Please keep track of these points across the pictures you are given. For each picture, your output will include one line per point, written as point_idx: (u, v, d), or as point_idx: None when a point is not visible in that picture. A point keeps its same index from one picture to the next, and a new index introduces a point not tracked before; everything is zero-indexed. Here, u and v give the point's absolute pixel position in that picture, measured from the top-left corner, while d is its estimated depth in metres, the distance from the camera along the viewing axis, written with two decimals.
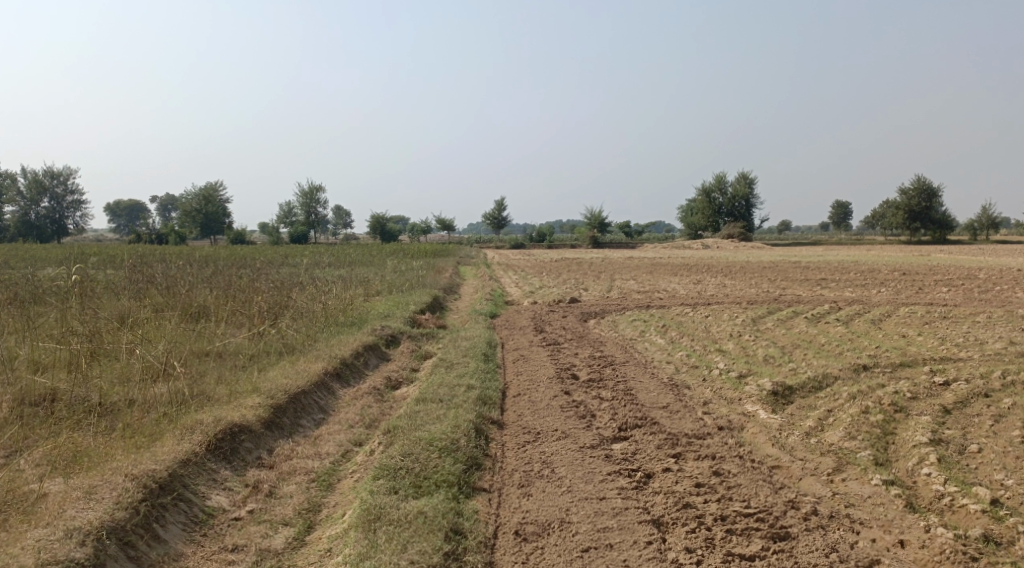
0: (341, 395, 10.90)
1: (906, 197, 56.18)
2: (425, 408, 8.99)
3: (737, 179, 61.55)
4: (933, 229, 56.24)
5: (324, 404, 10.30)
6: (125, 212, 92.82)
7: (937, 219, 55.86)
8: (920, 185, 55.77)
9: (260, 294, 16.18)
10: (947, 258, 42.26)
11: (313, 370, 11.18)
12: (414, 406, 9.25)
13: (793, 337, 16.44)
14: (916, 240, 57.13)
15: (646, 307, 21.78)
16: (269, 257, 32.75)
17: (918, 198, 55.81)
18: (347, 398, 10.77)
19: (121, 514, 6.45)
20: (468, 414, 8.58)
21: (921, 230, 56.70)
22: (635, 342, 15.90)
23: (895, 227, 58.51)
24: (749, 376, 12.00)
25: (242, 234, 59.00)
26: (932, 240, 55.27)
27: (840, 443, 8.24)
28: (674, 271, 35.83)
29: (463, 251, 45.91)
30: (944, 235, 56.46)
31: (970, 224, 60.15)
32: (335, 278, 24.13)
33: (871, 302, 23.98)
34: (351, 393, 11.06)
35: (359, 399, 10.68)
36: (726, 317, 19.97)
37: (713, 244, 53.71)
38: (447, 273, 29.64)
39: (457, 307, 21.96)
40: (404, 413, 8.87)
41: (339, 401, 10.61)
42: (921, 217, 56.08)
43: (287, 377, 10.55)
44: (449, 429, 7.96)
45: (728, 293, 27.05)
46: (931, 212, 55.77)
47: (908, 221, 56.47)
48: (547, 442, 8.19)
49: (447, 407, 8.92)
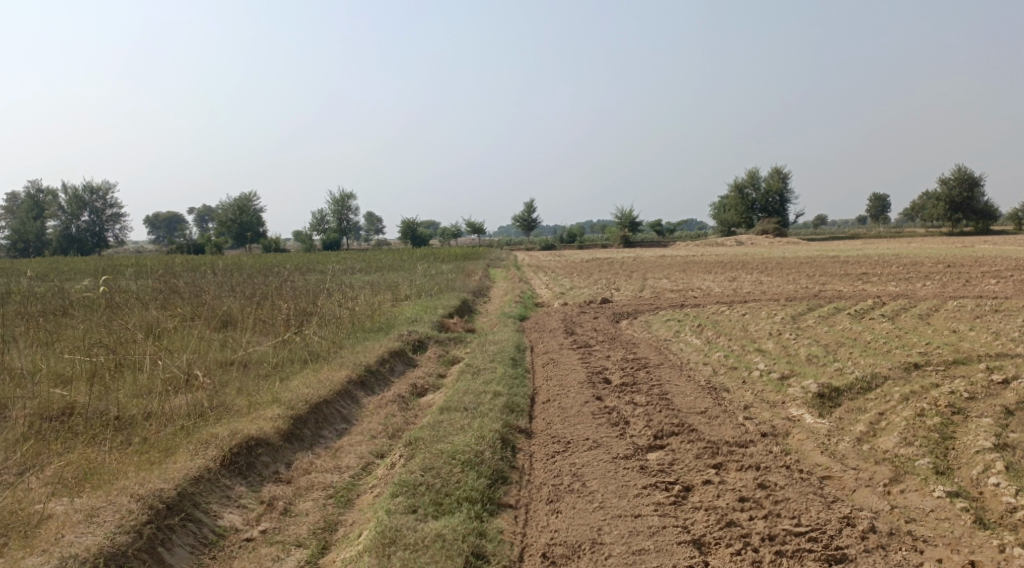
0: (365, 404, 10.47)
1: (946, 188, 54.86)
2: (450, 417, 8.51)
3: (771, 175, 60.49)
4: (974, 220, 54.82)
5: (346, 413, 9.86)
6: (161, 222, 93.62)
7: (977, 210, 54.45)
8: (960, 176, 54.45)
9: (286, 300, 15.81)
10: (990, 249, 41.04)
11: (335, 378, 10.76)
12: (438, 415, 8.78)
13: (835, 336, 15.76)
14: (956, 232, 55.72)
15: (682, 306, 21.17)
16: (299, 264, 32.50)
17: (958, 188, 54.47)
18: (370, 407, 10.33)
19: (122, 539, 6.07)
20: (495, 424, 8.09)
21: (961, 221, 55.29)
22: (671, 343, 15.32)
23: (935, 219, 57.14)
24: (792, 377, 11.38)
25: (275, 242, 59.08)
26: (973, 231, 53.86)
27: (895, 451, 7.65)
28: (708, 269, 35.08)
29: (494, 254, 45.50)
30: (986, 226, 55.01)
31: (1011, 215, 58.58)
32: (363, 283, 23.76)
33: (914, 297, 23.16)
34: (375, 401, 10.62)
35: (383, 407, 10.24)
36: (764, 316, 19.29)
37: (748, 241, 52.80)
38: (478, 276, 29.20)
39: (488, 311, 21.49)
40: (428, 423, 8.41)
41: (363, 410, 10.17)
42: (962, 207, 54.67)
43: (309, 385, 10.12)
44: (474, 439, 7.47)
45: (765, 291, 26.31)
46: (971, 202, 54.37)
47: (948, 213, 55.10)
48: (577, 452, 7.69)
49: (472, 416, 8.44)
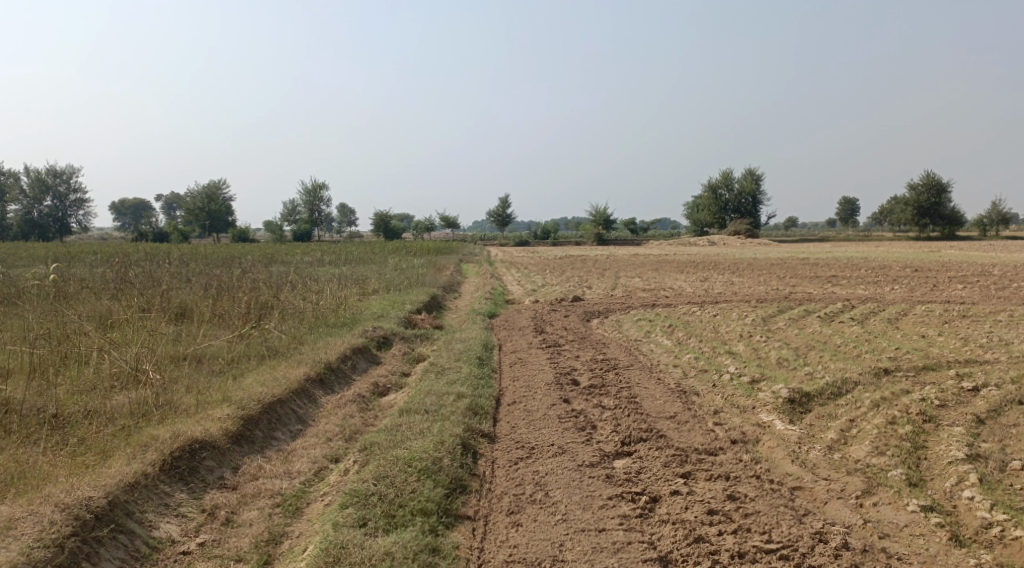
0: (323, 403, 10.12)
1: (915, 192, 55.28)
2: (409, 420, 8.19)
3: (744, 175, 60.58)
4: (942, 225, 55.24)
5: (302, 413, 9.51)
6: (130, 209, 92.29)
7: (945, 214, 54.86)
8: (929, 181, 54.89)
9: (248, 293, 15.42)
10: (957, 254, 41.28)
11: (293, 376, 10.40)
12: (397, 417, 8.46)
13: (806, 338, 15.60)
14: (925, 236, 56.13)
15: (652, 306, 20.98)
16: (268, 255, 32.00)
17: (927, 193, 54.86)
18: (329, 407, 9.99)
19: (42, 553, 5.82)
20: (455, 427, 7.78)
21: (930, 226, 55.68)
22: (640, 343, 15.11)
23: (904, 223, 57.56)
24: (762, 381, 11.18)
25: (245, 232, 58.35)
26: (940, 236, 54.27)
27: (866, 461, 7.44)
28: (681, 268, 34.96)
29: (467, 249, 45.16)
30: (954, 231, 55.46)
31: (979, 220, 59.11)
32: (331, 276, 23.36)
33: (885, 300, 23.11)
34: (334, 400, 10.27)
35: (341, 407, 9.90)
36: (735, 317, 19.12)
37: (719, 241, 52.89)
38: (449, 271, 28.87)
39: (457, 307, 21.19)
40: (385, 426, 8.09)
41: (321, 410, 9.82)
42: (930, 212, 55.09)
43: (264, 384, 9.76)
44: (432, 446, 7.15)
45: (737, 291, 26.18)
46: (939, 207, 54.77)
47: (917, 217, 55.51)
48: (542, 459, 7.40)
49: (432, 419, 8.11)
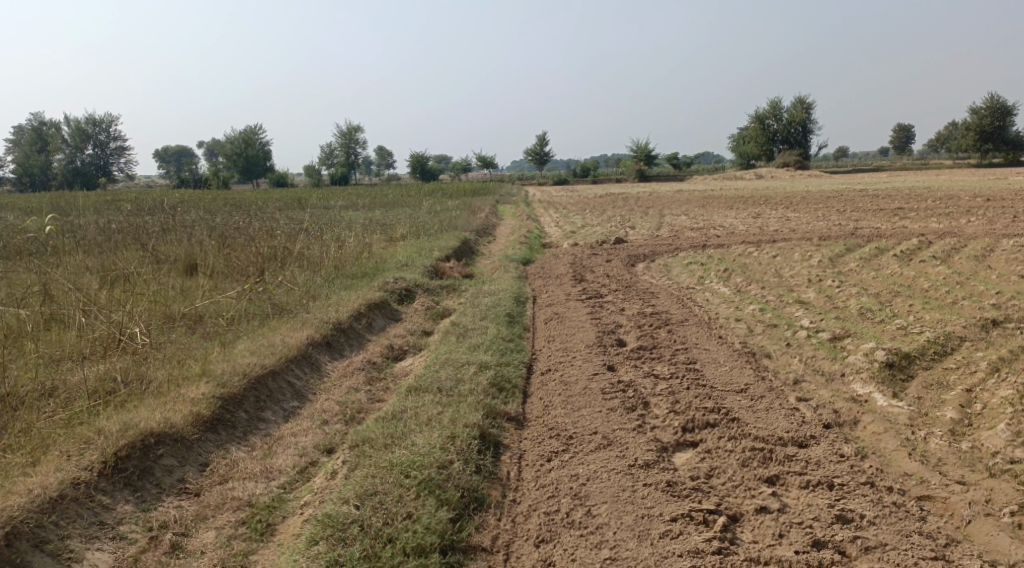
0: (330, 363, 8.49)
1: (976, 117, 51.97)
2: (417, 403, 6.64)
3: (795, 105, 57.48)
4: (1005, 150, 51.87)
5: (301, 376, 7.85)
6: (172, 156, 91.78)
7: (1010, 139, 51.45)
8: (992, 104, 51.45)
9: (259, 239, 13.83)
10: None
11: (291, 338, 8.80)
12: (403, 397, 6.90)
13: (885, 284, 13.72)
14: (986, 162, 52.94)
15: (705, 247, 19.12)
16: (297, 202, 30.43)
17: (989, 117, 51.46)
18: (334, 369, 8.36)
19: None
20: (473, 415, 6.25)
21: (992, 152, 52.37)
22: (695, 291, 13.36)
23: (965, 150, 54.25)
24: (847, 339, 9.41)
25: (284, 176, 57.00)
26: (1004, 161, 50.97)
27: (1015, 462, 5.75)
28: (729, 205, 32.77)
29: (505, 190, 43.27)
30: (1019, 156, 52.13)
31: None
32: (357, 221, 21.70)
33: (963, 234, 20.99)
34: (341, 363, 8.63)
35: (347, 371, 8.26)
36: (798, 258, 17.22)
37: (768, 174, 50.33)
38: (485, 213, 27.13)
39: (492, 252, 19.51)
40: (388, 413, 6.54)
41: (324, 373, 8.17)
42: (993, 137, 51.70)
43: (256, 346, 8.11)
44: (436, 447, 5.81)
45: (794, 229, 24.12)
46: (1004, 131, 51.37)
47: (978, 142, 52.16)
48: (580, 452, 5.93)
49: (445, 404, 6.55)
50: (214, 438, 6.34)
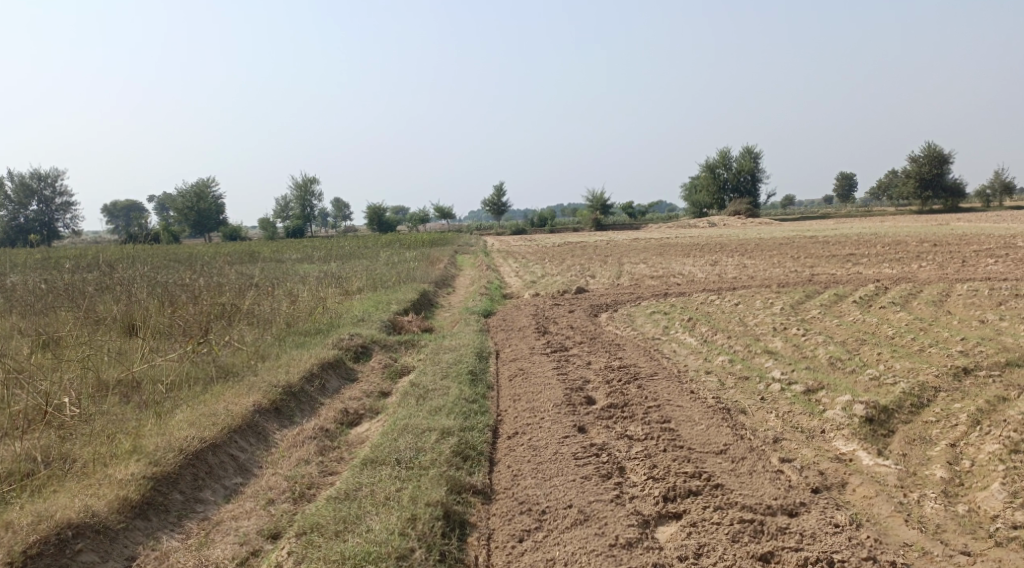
0: (279, 432, 7.95)
1: (916, 165, 53.17)
2: (373, 481, 6.30)
3: (743, 154, 58.32)
4: (945, 197, 53.03)
5: (246, 448, 7.29)
6: (121, 210, 90.08)
7: (949, 186, 52.65)
8: (930, 153, 52.74)
9: (206, 295, 13.20)
10: (970, 226, 39.11)
11: (237, 404, 8.22)
12: (359, 473, 6.43)
13: (850, 332, 13.50)
14: (927, 210, 54.08)
15: (665, 296, 18.86)
16: (249, 254, 29.67)
17: (929, 165, 52.67)
18: (282, 438, 7.81)
19: None
20: (435, 490, 6.07)
21: (933, 199, 53.51)
22: (660, 342, 13.03)
23: (906, 198, 55.39)
24: (821, 392, 9.10)
25: (236, 230, 56.01)
26: (944, 208, 52.09)
27: (1014, 541, 5.51)
28: (686, 252, 32.72)
29: (460, 240, 42.91)
30: (958, 203, 53.38)
31: (982, 191, 57.01)
32: (312, 275, 21.09)
33: (918, 279, 21.04)
34: (291, 430, 8.07)
35: (298, 440, 7.71)
36: (760, 306, 17.00)
37: (719, 222, 50.74)
38: (443, 264, 26.65)
39: (450, 305, 19.04)
40: (341, 493, 6.18)
41: (272, 443, 7.62)
42: (932, 185, 52.85)
43: (196, 416, 7.54)
44: (390, 531, 5.69)
45: (752, 276, 24.02)
46: (942, 179, 52.57)
47: (918, 190, 53.27)
48: (565, 531, 5.77)
49: (404, 481, 6.27)
50: (141, 527, 6.03)
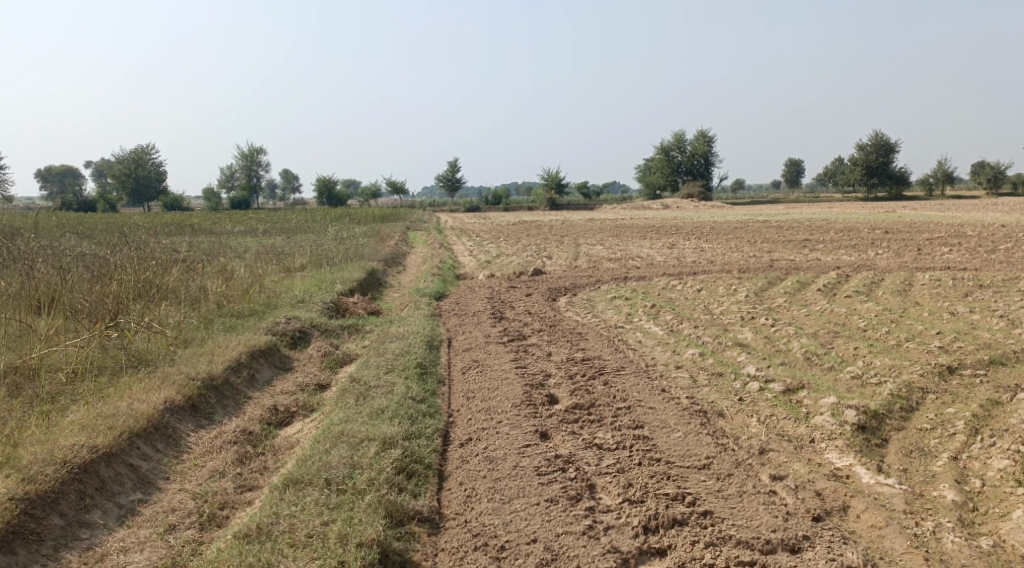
0: (192, 435, 7.35)
1: (862, 152, 53.23)
2: (296, 518, 5.56)
3: (696, 137, 57.94)
4: (889, 185, 53.16)
5: (149, 456, 6.81)
6: (60, 176, 86.87)
7: (893, 174, 52.79)
8: (876, 141, 52.88)
9: (130, 261, 12.14)
10: (917, 214, 38.98)
11: (146, 406, 7.37)
12: (280, 501, 5.74)
13: (820, 323, 12.78)
14: (872, 197, 54.19)
15: (624, 279, 18.11)
16: (190, 228, 28.31)
17: (875, 153, 52.76)
18: (196, 443, 7.25)
19: None
20: (369, 528, 5.38)
21: (878, 186, 53.60)
22: (621, 330, 12.28)
23: (852, 184, 55.43)
24: (803, 392, 8.29)
25: (180, 200, 54.14)
26: (888, 195, 52.21)
27: None
28: (642, 234, 31.96)
29: (412, 215, 41.74)
30: (901, 191, 53.67)
31: (925, 180, 57.42)
32: (255, 250, 19.97)
33: (879, 267, 20.50)
34: (209, 432, 7.49)
35: (214, 446, 7.17)
36: (723, 292, 16.25)
37: (671, 205, 50.24)
38: (394, 240, 25.61)
39: (400, 284, 18.09)
40: (252, 530, 5.47)
41: (184, 448, 7.09)
42: (878, 172, 52.91)
43: (91, 418, 6.91)
44: None
45: (712, 261, 23.31)
46: (887, 167, 52.72)
47: (864, 177, 53.23)
48: None
49: (333, 514, 5.57)
50: (4, 562, 5.56)
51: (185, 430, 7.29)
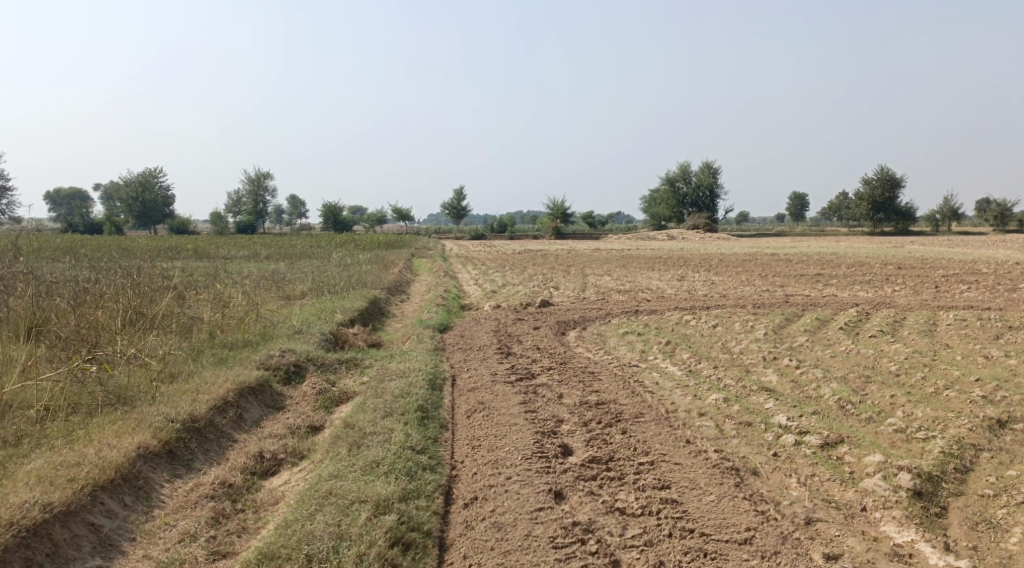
0: (167, 486, 6.80)
1: (869, 187, 52.53)
2: None
3: (702, 168, 57.38)
4: (896, 221, 52.47)
5: (114, 513, 6.30)
6: (64, 198, 86.53)
7: (900, 210, 52.09)
8: (883, 176, 52.22)
9: (117, 288, 11.45)
10: (927, 250, 38.16)
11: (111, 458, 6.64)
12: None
13: (848, 364, 11.97)
14: (878, 232, 53.43)
15: (635, 313, 17.34)
16: (188, 253, 27.58)
17: (882, 188, 52.08)
18: (170, 497, 6.70)
19: None
20: None
21: (884, 222, 52.87)
22: (636, 369, 11.53)
23: (858, 220, 54.67)
24: (844, 448, 7.49)
25: (184, 223, 53.53)
26: (895, 232, 51.46)
27: None
28: (650, 266, 31.21)
29: (415, 242, 40.98)
30: (907, 227, 53.06)
31: (931, 216, 56.74)
32: (253, 275, 19.22)
33: (899, 305, 19.67)
34: (187, 482, 6.96)
35: (189, 501, 6.63)
36: (740, 329, 15.42)
37: (677, 236, 49.50)
38: (397, 268, 24.85)
39: (402, 314, 17.35)
40: None
41: (155, 503, 6.56)
42: (884, 208, 52.19)
43: (51, 467, 6.41)
44: None
45: (724, 295, 22.50)
46: (894, 202, 52.01)
47: (870, 213, 52.47)
48: None
49: None
50: None
51: (159, 482, 6.74)
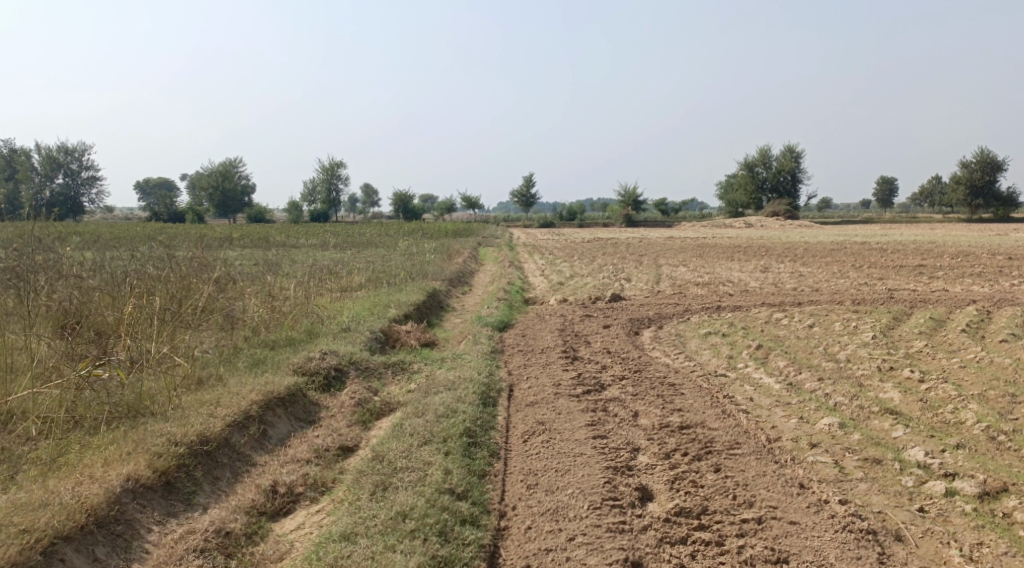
0: (154, 532, 5.91)
1: (966, 170, 48.99)
2: None
3: (784, 152, 54.54)
4: (996, 206, 48.85)
5: None
6: (152, 188, 88.11)
7: (1000, 195, 48.47)
8: (982, 158, 48.59)
9: (149, 278, 10.29)
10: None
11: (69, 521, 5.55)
12: None
13: (981, 378, 10.04)
14: (976, 218, 49.85)
15: (718, 309, 15.58)
16: (252, 242, 26.74)
17: (980, 170, 48.49)
18: (155, 546, 5.82)
19: None
20: None
21: (983, 207, 49.30)
22: (726, 381, 9.87)
23: (955, 206, 51.15)
24: (1010, 501, 5.73)
25: (262, 212, 53.34)
26: (996, 218, 47.92)
27: None
28: (731, 255, 29.16)
29: (485, 231, 39.61)
30: (1009, 213, 49.36)
31: None
32: (308, 265, 18.03)
33: (1021, 301, 17.34)
34: (180, 526, 6.01)
35: (174, 555, 5.72)
36: (842, 332, 13.52)
37: (758, 224, 47.05)
38: (463, 258, 23.49)
39: (463, 309, 15.97)
40: None
41: (134, 555, 5.70)
42: (983, 192, 48.64)
43: (12, 510, 5.60)
44: None
45: (816, 289, 20.44)
46: (994, 186, 48.40)
47: (967, 197, 48.98)
48: None
49: None
50: None
51: (144, 527, 5.88)
